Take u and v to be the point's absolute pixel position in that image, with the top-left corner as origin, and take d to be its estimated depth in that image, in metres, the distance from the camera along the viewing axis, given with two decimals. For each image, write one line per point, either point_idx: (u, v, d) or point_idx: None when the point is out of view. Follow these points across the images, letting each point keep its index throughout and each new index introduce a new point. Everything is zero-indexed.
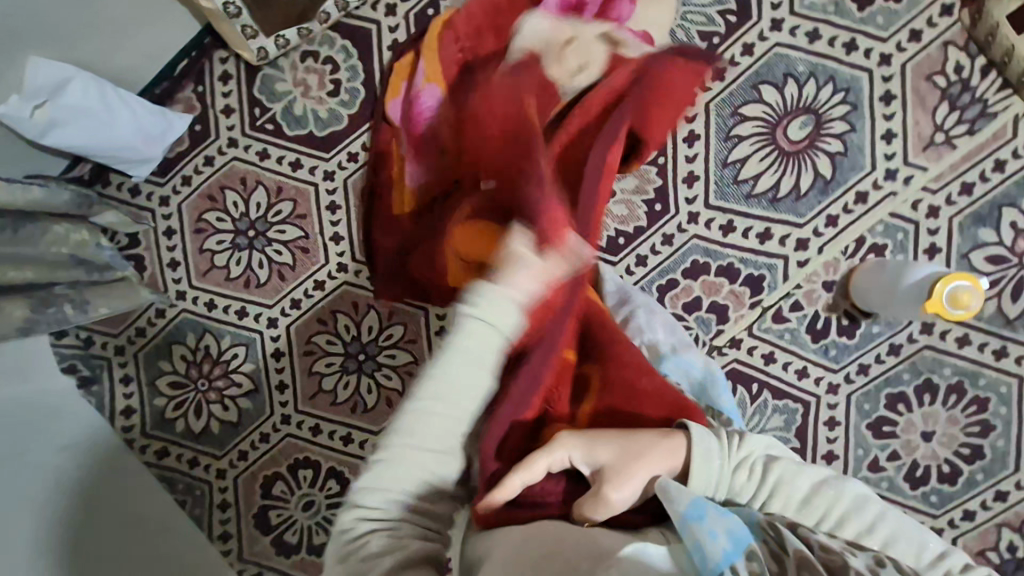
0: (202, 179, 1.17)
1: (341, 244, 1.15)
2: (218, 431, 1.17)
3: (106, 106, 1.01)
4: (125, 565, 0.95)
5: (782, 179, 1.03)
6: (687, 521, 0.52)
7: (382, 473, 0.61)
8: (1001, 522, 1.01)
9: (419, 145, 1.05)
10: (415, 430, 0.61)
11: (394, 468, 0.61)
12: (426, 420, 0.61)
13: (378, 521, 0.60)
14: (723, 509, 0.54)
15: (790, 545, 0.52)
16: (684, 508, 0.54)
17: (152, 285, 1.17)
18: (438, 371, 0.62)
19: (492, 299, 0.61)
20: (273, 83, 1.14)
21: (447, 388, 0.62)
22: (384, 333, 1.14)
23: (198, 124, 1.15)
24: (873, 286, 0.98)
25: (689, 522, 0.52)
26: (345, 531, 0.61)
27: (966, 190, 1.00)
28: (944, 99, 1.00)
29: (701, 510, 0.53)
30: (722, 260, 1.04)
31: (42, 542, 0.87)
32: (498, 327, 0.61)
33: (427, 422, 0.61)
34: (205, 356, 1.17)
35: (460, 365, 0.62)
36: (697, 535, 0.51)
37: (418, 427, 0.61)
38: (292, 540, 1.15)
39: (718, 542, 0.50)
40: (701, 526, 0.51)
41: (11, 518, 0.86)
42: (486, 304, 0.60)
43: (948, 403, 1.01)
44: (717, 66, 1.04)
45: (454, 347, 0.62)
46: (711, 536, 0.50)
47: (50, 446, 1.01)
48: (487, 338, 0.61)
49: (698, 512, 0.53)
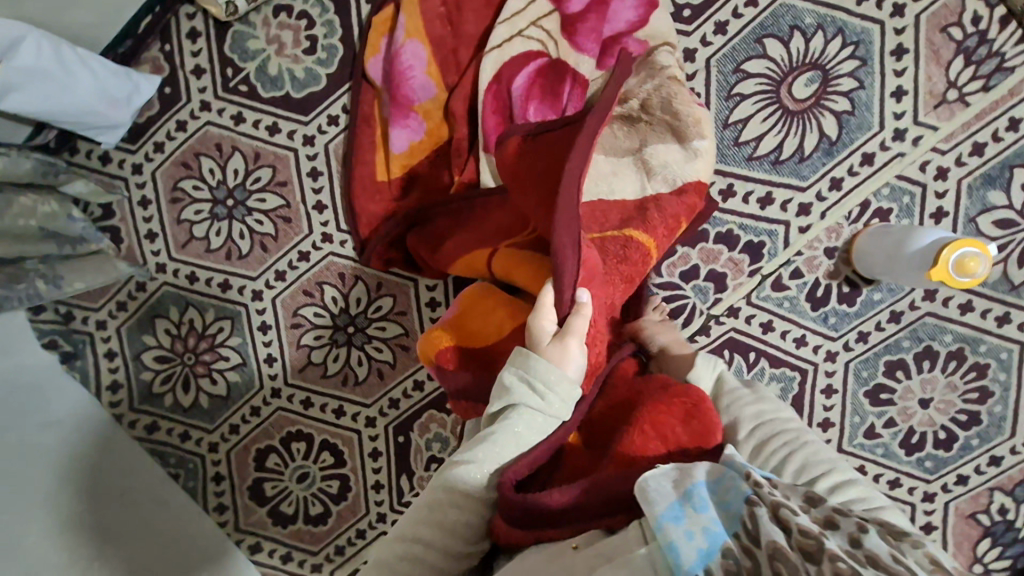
0: (175, 145, 1.11)
1: (325, 213, 1.10)
2: (208, 405, 1.15)
3: (62, 66, 0.93)
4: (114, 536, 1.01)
5: (786, 140, 0.98)
6: (664, 521, 0.49)
7: (401, 557, 0.61)
8: (994, 486, 1.01)
9: (401, 107, 1.00)
10: (447, 497, 0.62)
11: (413, 551, 0.61)
12: (452, 507, 0.62)
13: None
14: (703, 501, 0.50)
15: (764, 535, 0.45)
16: (662, 508, 0.50)
17: (130, 258, 1.13)
18: (485, 443, 0.64)
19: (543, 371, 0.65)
20: (245, 40, 1.07)
21: (494, 457, 0.63)
22: (373, 306, 1.10)
23: (167, 86, 1.09)
24: (877, 252, 0.94)
25: (665, 523, 0.48)
26: None
27: (978, 150, 0.95)
28: (960, 52, 0.94)
29: (679, 508, 0.49)
30: (720, 226, 1.00)
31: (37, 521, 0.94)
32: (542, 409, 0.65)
33: (459, 487, 0.62)
34: (190, 331, 1.14)
35: (495, 448, 0.63)
36: (672, 537, 0.47)
37: (453, 493, 0.62)
38: (288, 511, 1.15)
39: (694, 543, 0.47)
40: (677, 528, 0.48)
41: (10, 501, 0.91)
42: (532, 370, 0.65)
43: (947, 370, 1.00)
44: (719, 19, 0.98)
45: (507, 424, 0.64)
46: (688, 537, 0.47)
47: (32, 425, 1.01)
48: (542, 411, 0.65)
49: (676, 512, 0.49)
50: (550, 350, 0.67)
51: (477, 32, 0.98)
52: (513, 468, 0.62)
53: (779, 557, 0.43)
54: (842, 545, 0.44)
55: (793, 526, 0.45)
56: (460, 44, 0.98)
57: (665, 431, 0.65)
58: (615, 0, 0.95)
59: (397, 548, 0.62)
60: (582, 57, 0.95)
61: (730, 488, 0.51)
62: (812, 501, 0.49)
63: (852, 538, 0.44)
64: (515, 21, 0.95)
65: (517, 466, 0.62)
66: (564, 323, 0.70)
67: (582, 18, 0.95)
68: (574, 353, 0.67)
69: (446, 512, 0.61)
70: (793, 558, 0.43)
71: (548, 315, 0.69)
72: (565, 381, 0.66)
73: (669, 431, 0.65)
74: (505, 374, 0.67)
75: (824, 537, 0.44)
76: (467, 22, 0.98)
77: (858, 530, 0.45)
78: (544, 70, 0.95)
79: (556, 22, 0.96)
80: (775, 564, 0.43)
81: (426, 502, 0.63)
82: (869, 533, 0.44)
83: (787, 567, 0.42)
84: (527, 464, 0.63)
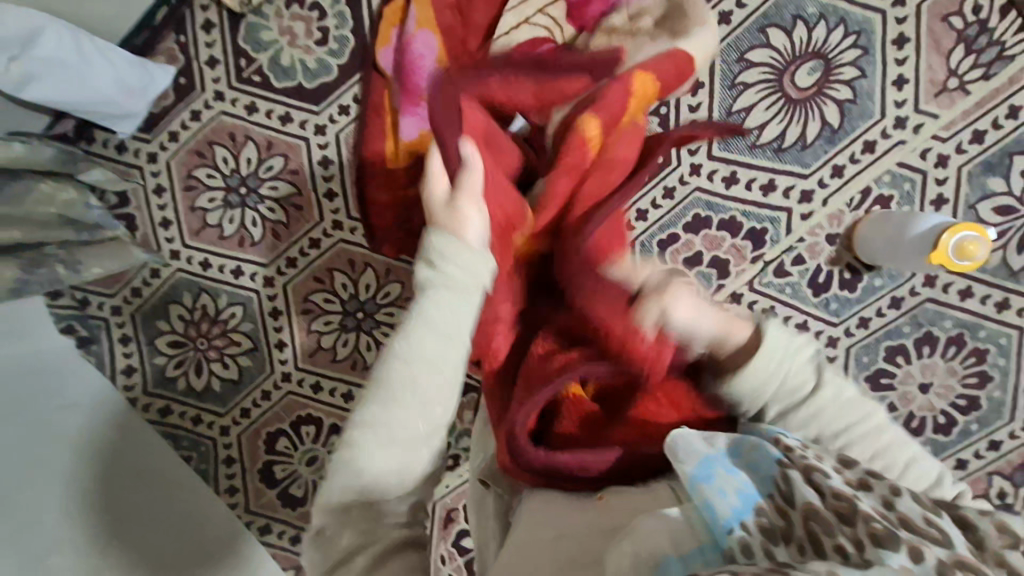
0: (189, 134, 1.13)
1: (335, 201, 1.12)
2: (220, 389, 1.17)
3: (81, 57, 0.96)
4: (126, 518, 1.01)
5: (788, 129, 1.00)
6: (697, 481, 0.48)
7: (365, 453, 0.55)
8: (993, 470, 1.02)
9: (412, 95, 1.01)
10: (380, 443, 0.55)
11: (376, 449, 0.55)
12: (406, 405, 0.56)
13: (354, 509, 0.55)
14: (733, 465, 0.49)
15: (799, 496, 0.44)
16: (693, 468, 0.49)
17: (145, 245, 1.16)
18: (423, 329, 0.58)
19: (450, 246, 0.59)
20: (258, 31, 1.10)
21: (428, 344, 0.57)
22: (381, 292, 1.13)
23: (182, 77, 1.11)
24: (880, 238, 0.96)
25: (699, 482, 0.48)
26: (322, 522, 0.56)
27: (978, 138, 0.96)
28: (960, 41, 0.96)
29: (709, 468, 0.49)
30: (724, 213, 1.02)
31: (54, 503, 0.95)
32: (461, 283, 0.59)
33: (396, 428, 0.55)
34: (202, 316, 1.16)
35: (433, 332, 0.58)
36: (706, 494, 0.46)
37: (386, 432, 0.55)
38: (298, 493, 1.17)
39: (728, 500, 0.45)
40: (710, 486, 0.47)
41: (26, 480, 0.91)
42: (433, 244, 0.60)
43: (947, 355, 1.01)
44: (722, 9, 0.99)
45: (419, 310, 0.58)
46: (721, 494, 0.46)
47: (51, 406, 1.03)
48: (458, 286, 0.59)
49: (707, 472, 0.48)
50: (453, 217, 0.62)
51: (486, 21, 0.99)
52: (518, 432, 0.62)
53: (814, 516, 0.42)
54: (874, 506, 0.43)
55: (826, 489, 0.43)
56: (469, 33, 0.99)
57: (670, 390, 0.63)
58: None
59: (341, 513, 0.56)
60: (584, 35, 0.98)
61: (755, 450, 0.50)
62: (847, 463, 0.48)
63: (885, 501, 0.43)
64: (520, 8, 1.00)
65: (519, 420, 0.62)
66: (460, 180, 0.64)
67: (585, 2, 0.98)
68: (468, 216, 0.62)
69: (392, 468, 0.55)
70: (827, 517, 0.42)
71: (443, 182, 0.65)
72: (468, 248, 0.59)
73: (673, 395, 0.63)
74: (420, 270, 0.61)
75: (858, 500, 0.42)
76: (478, 11, 0.99)
77: (892, 493, 0.43)
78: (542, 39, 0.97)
79: (562, 10, 1.01)
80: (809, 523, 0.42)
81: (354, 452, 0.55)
82: (904, 497, 0.42)
83: (822, 525, 0.42)
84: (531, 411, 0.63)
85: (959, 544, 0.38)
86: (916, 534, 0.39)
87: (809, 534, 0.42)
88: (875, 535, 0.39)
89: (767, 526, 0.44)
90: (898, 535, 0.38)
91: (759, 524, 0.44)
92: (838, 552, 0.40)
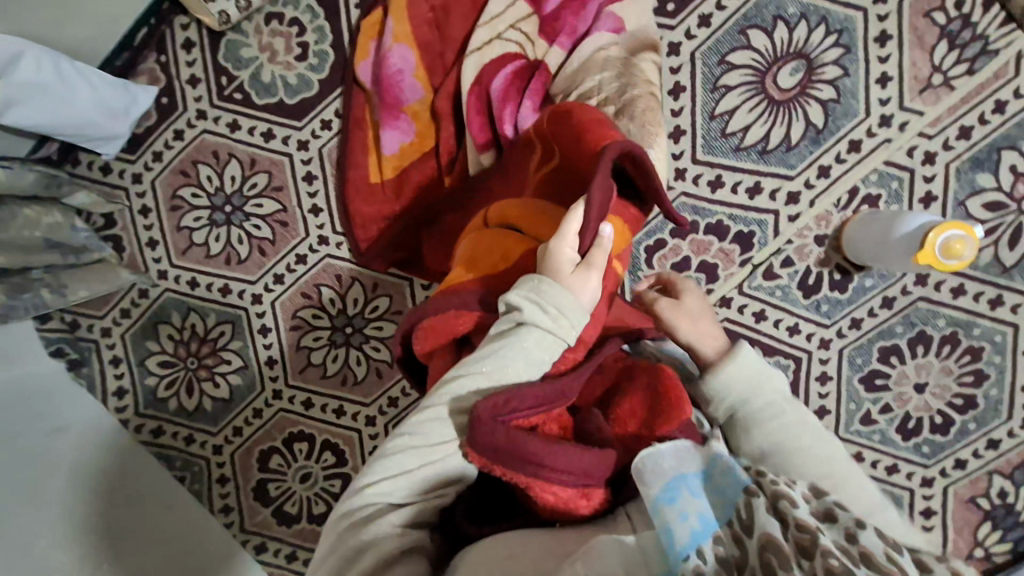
0: (173, 154, 1.13)
1: (320, 216, 1.12)
2: (211, 408, 1.17)
3: (63, 81, 0.95)
4: (129, 535, 0.99)
5: (772, 131, 0.99)
6: (659, 504, 0.49)
7: (400, 454, 0.59)
8: (993, 470, 1.01)
9: (391, 109, 1.02)
10: (429, 437, 0.59)
11: (417, 449, 0.59)
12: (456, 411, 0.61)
13: (376, 508, 0.58)
14: (698, 488, 0.50)
15: (758, 526, 0.44)
16: (657, 489, 0.50)
17: (133, 266, 1.16)
18: (493, 357, 0.61)
19: (559, 302, 0.62)
20: (238, 48, 1.10)
21: (499, 370, 0.61)
22: (370, 306, 1.12)
23: (164, 96, 1.12)
24: (868, 238, 0.95)
25: (661, 505, 0.48)
26: (343, 523, 0.58)
27: (965, 134, 0.95)
28: (944, 36, 0.95)
29: (675, 490, 0.49)
30: (710, 218, 1.01)
31: (67, 519, 0.92)
32: (558, 334, 0.62)
33: (442, 431, 0.60)
34: (192, 335, 1.16)
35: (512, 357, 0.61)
36: (667, 517, 0.47)
37: (433, 434, 0.59)
38: (292, 511, 1.16)
39: (688, 522, 0.46)
40: (672, 508, 0.48)
41: (28, 494, 0.90)
42: (543, 292, 0.62)
43: (942, 354, 1.00)
44: (702, 12, 0.99)
45: (512, 345, 0.61)
46: (682, 516, 0.47)
47: (42, 429, 1.00)
48: (547, 337, 0.62)
49: (672, 492, 0.49)
50: (569, 278, 0.65)
51: (462, 35, 1.00)
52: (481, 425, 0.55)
53: (771, 548, 0.42)
54: (837, 540, 0.43)
55: (790, 519, 0.44)
56: (447, 48, 1.01)
57: (617, 394, 0.66)
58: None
59: (334, 538, 0.58)
60: (554, 49, 0.95)
61: (726, 473, 0.50)
62: (816, 492, 0.48)
63: (848, 534, 0.43)
64: (494, 25, 0.97)
65: (503, 394, 0.58)
66: (585, 254, 0.66)
67: (557, 17, 0.97)
68: (595, 284, 0.65)
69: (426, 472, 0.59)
70: (786, 550, 0.42)
71: (570, 242, 0.66)
72: (578, 307, 0.63)
73: (627, 409, 0.64)
74: (514, 294, 0.63)
75: (821, 532, 0.43)
76: (454, 26, 1.00)
77: (855, 525, 0.43)
78: (477, 13, 1.00)
79: (534, 24, 0.98)
80: (765, 555, 0.42)
81: (368, 482, 0.59)
82: (867, 530, 0.43)
83: (779, 558, 0.42)
84: (532, 398, 0.59)
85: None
86: (872, 571, 0.40)
87: (763, 564, 0.42)
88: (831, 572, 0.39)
89: (724, 556, 0.45)
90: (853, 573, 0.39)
91: (717, 553, 0.45)
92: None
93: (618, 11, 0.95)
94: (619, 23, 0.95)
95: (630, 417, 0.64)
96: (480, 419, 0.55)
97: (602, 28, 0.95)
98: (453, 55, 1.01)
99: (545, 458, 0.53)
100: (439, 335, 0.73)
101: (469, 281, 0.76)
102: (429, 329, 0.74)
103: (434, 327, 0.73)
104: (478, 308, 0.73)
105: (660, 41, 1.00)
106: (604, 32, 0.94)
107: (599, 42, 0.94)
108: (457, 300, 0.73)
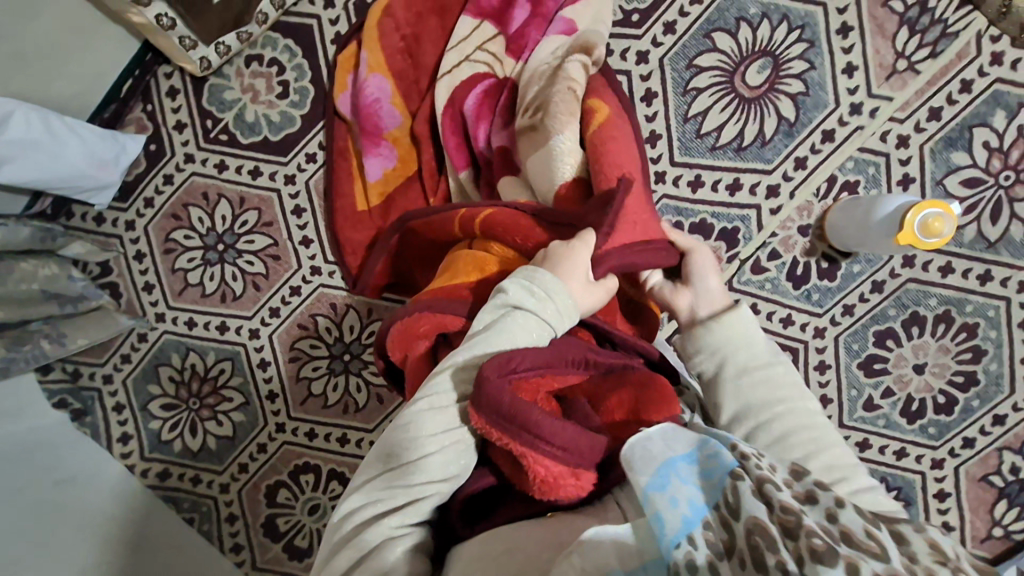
0: (164, 199, 1.16)
1: (311, 247, 1.13)
2: (215, 446, 1.17)
3: (52, 136, 0.97)
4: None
5: (746, 127, 1.01)
6: (649, 491, 0.48)
7: (395, 452, 0.61)
8: (1002, 446, 1.00)
9: (372, 136, 1.04)
10: (426, 426, 0.60)
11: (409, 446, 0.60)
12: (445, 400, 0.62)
13: (377, 507, 0.59)
14: (687, 473, 0.49)
15: (745, 510, 0.44)
16: (647, 478, 0.49)
17: (131, 312, 1.17)
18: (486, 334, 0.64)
19: (551, 287, 0.67)
20: (221, 91, 1.13)
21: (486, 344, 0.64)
22: (366, 332, 1.13)
23: (152, 143, 1.15)
24: (849, 224, 0.96)
25: (650, 493, 0.48)
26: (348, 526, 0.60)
27: (935, 115, 0.97)
28: (904, 23, 0.97)
29: (665, 476, 0.49)
30: (693, 217, 1.03)
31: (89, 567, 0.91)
32: (544, 319, 0.66)
33: (433, 422, 0.61)
34: (193, 374, 1.17)
35: (506, 337, 0.64)
36: (657, 505, 0.47)
37: (427, 425, 0.61)
38: (303, 544, 1.15)
39: (679, 510, 0.46)
40: (662, 496, 0.48)
41: (46, 539, 0.89)
42: (534, 278, 0.67)
43: (937, 333, 1.00)
44: (667, 19, 1.02)
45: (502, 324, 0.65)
46: (672, 503, 0.47)
47: (49, 477, 1.00)
48: (529, 316, 0.66)
49: (660, 480, 0.49)
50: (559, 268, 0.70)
51: (434, 60, 1.04)
52: (484, 382, 0.57)
53: (760, 531, 0.42)
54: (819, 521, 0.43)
55: (775, 501, 0.44)
56: (420, 74, 1.04)
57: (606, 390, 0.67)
58: (547, 9, 1.00)
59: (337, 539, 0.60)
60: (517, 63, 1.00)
61: (713, 456, 0.50)
62: (798, 474, 0.48)
63: (828, 513, 0.44)
64: (462, 47, 1.00)
65: (506, 354, 0.61)
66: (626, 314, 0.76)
67: (522, 33, 1.00)
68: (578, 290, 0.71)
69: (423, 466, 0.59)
70: (773, 532, 0.42)
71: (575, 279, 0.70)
72: (564, 293, 0.67)
73: (616, 399, 0.65)
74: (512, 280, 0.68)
75: (804, 513, 0.43)
76: (426, 53, 1.04)
77: (835, 505, 0.44)
78: (443, 38, 1.04)
79: (500, 44, 1.01)
80: (754, 539, 0.42)
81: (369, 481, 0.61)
82: (847, 508, 0.43)
83: (767, 541, 0.41)
84: (529, 363, 0.62)
85: (896, 558, 0.39)
86: (853, 548, 0.40)
87: (751, 547, 0.42)
88: (814, 550, 0.39)
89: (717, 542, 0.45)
90: (836, 550, 0.39)
91: (708, 540, 0.45)
92: (780, 568, 0.40)
93: (570, 14, 0.99)
94: (570, 24, 0.99)
95: (617, 407, 0.64)
96: (487, 378, 0.57)
97: (553, 31, 0.98)
98: (428, 78, 1.04)
99: (546, 431, 0.54)
100: (410, 341, 0.76)
101: (444, 291, 0.78)
102: (400, 334, 0.76)
103: (409, 326, 0.76)
104: (461, 316, 0.75)
105: (628, 50, 1.03)
106: (554, 34, 0.98)
107: (551, 46, 0.97)
108: (442, 304, 0.75)
